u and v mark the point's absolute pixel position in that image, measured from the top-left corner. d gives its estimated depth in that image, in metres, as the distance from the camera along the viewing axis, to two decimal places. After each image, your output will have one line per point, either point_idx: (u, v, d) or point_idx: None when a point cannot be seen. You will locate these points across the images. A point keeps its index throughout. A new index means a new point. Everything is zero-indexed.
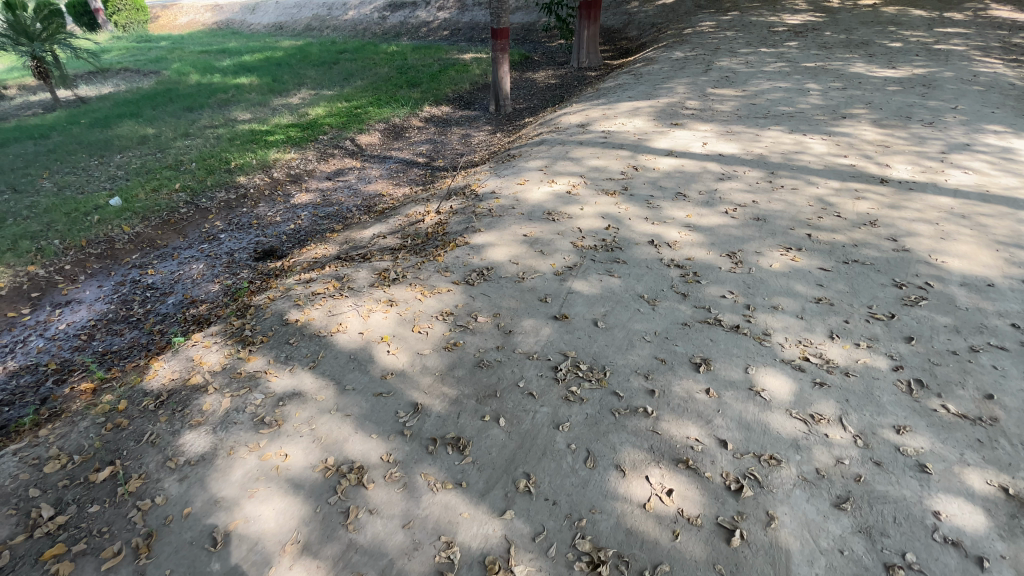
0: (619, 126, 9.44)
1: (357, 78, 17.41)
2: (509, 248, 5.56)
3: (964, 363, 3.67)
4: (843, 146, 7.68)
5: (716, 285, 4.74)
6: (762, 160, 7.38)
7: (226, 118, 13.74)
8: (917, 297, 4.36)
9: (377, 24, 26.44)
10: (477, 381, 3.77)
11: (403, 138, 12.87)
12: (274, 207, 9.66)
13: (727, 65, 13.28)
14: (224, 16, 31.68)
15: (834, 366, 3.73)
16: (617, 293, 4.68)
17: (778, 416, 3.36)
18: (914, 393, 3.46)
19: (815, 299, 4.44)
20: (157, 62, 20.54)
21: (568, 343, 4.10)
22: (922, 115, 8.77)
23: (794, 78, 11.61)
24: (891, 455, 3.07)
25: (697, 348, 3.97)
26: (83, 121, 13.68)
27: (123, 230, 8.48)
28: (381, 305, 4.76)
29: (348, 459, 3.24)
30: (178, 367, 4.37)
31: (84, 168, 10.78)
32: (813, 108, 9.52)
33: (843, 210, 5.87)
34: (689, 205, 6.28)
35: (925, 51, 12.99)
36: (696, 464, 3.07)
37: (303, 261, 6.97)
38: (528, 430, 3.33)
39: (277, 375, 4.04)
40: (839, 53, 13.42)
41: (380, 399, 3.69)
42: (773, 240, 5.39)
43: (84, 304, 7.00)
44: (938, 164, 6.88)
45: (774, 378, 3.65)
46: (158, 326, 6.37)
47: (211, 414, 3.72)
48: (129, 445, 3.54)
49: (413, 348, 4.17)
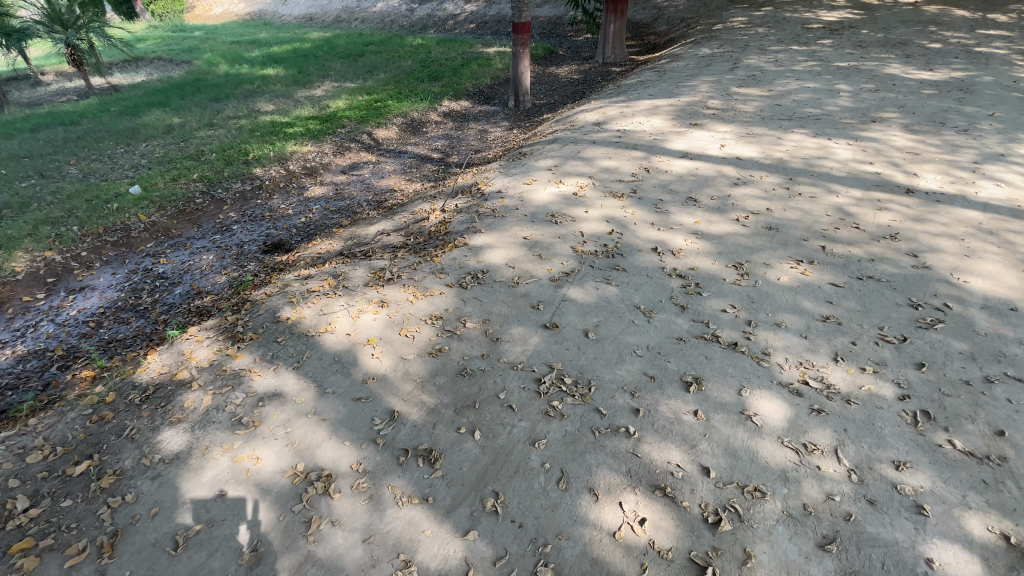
0: (636, 125, 9.19)
1: (380, 70, 17.44)
2: (508, 251, 5.44)
3: (976, 395, 3.40)
4: (870, 151, 7.29)
5: (718, 298, 4.52)
6: (782, 164, 7.06)
7: (250, 108, 13.95)
8: (932, 320, 4.07)
9: (404, 16, 26.48)
10: (457, 390, 3.67)
11: (420, 132, 12.83)
12: (288, 199, 9.74)
13: (755, 63, 12.80)
14: (257, 7, 32.15)
15: (835, 391, 3.50)
16: (613, 302, 4.52)
17: (768, 444, 3.17)
18: (919, 426, 3.22)
19: (822, 317, 4.20)
20: (190, 52, 20.99)
21: (555, 354, 3.96)
22: (957, 121, 8.27)
23: (824, 78, 11.09)
24: (886, 494, 2.86)
25: (689, 365, 3.79)
26: (113, 109, 14.05)
27: (139, 218, 8.66)
28: (372, 305, 4.70)
29: (318, 466, 3.20)
30: (168, 361, 4.41)
31: (109, 155, 11.07)
32: (841, 110, 9.08)
33: (862, 222, 5.56)
34: (699, 210, 6.04)
35: (966, 53, 12.29)
36: (674, 492, 2.91)
37: (308, 256, 7.00)
38: (503, 445, 3.23)
39: (261, 374, 4.02)
40: (875, 53, 12.78)
41: (359, 405, 3.63)
42: (784, 251, 5.13)
43: (97, 291, 7.17)
44: (970, 174, 6.45)
45: (768, 403, 3.45)
46: (163, 316, 6.49)
47: (191, 412, 3.76)
48: (110, 439, 3.60)
49: (398, 352, 4.10)
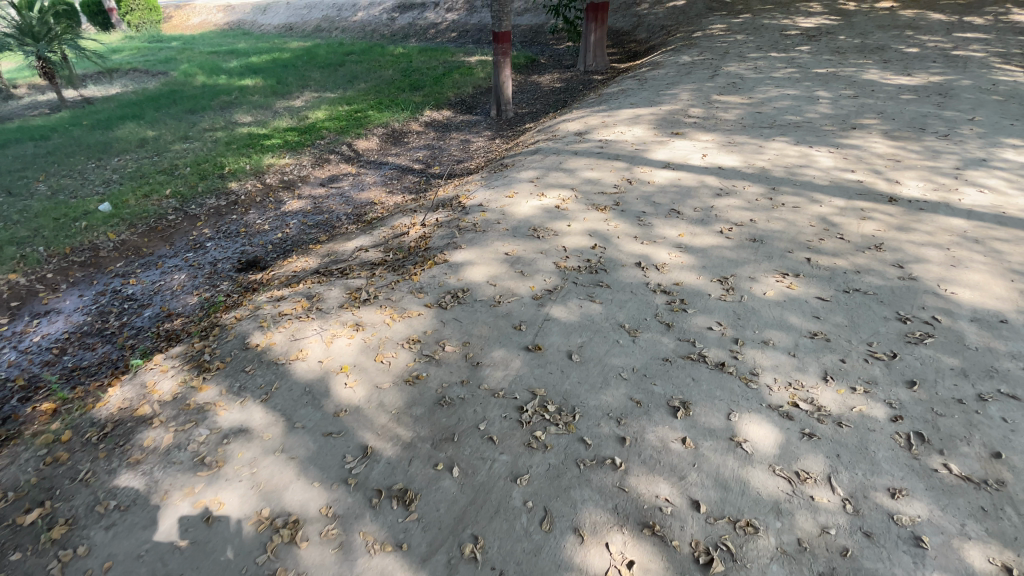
0: (618, 135, 9.12)
1: (361, 80, 17.23)
2: (489, 267, 5.28)
3: (970, 415, 3.31)
4: (851, 159, 7.28)
5: (704, 315, 4.41)
6: (764, 173, 7.02)
7: (227, 120, 13.64)
8: (921, 334, 4.00)
9: (385, 25, 26.35)
10: (435, 422, 3.49)
11: (402, 143, 12.64)
12: (264, 214, 9.47)
13: (735, 70, 12.87)
14: (236, 16, 31.75)
15: (826, 414, 3.39)
16: (597, 321, 4.38)
17: (759, 472, 3.04)
18: (913, 449, 3.11)
19: (810, 333, 4.10)
20: (166, 63, 20.56)
21: (538, 379, 3.80)
22: (937, 126, 8.32)
23: (803, 85, 11.16)
24: (882, 525, 2.74)
25: (676, 388, 3.65)
26: (85, 122, 13.64)
27: (109, 237, 8.34)
28: (346, 329, 4.49)
29: (285, 510, 3.02)
30: (130, 394, 4.16)
31: (80, 171, 10.71)
32: (821, 117, 9.11)
33: (847, 232, 5.50)
34: (682, 222, 5.94)
35: (942, 58, 12.47)
36: (664, 529, 2.76)
37: (282, 275, 6.77)
38: (482, 482, 3.06)
39: (227, 408, 3.81)
40: (853, 59, 12.93)
41: (330, 440, 3.43)
42: (768, 264, 5.05)
43: (62, 314, 6.85)
44: (952, 181, 6.46)
45: (758, 428, 3.32)
46: (130, 341, 6.20)
47: (151, 451, 3.54)
48: (63, 483, 3.40)
49: (372, 380, 3.90)
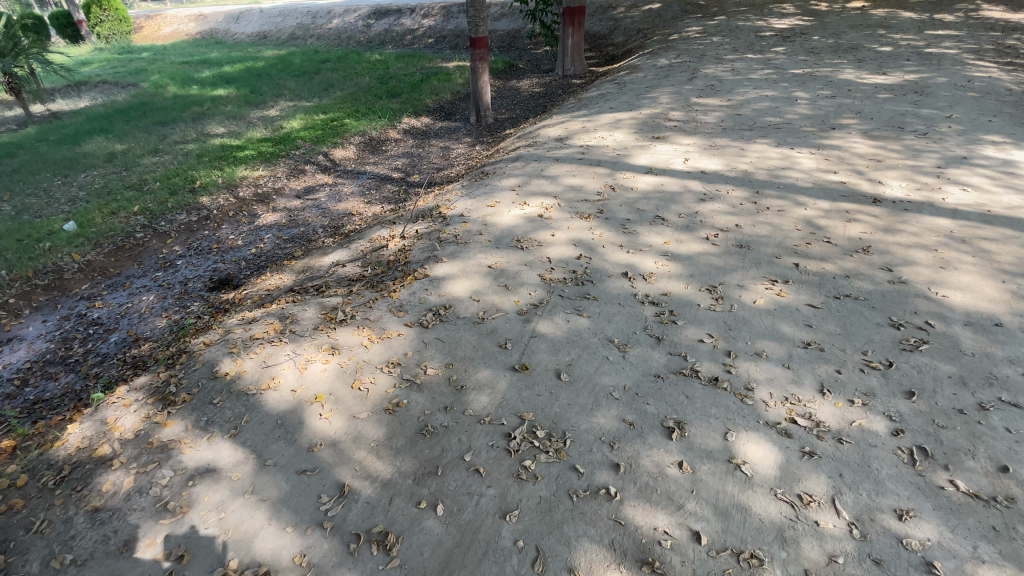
0: (599, 140, 9.01)
1: (337, 88, 16.92)
2: (471, 282, 5.09)
3: (972, 426, 3.25)
4: (833, 160, 7.26)
5: (694, 326, 4.27)
6: (747, 177, 6.95)
7: (199, 132, 13.23)
8: (916, 341, 3.92)
9: (361, 33, 26.07)
10: (418, 454, 3.28)
11: (380, 151, 12.38)
12: (238, 229, 9.14)
13: (713, 72, 12.90)
14: (208, 25, 31.14)
15: (826, 430, 3.27)
16: (585, 336, 4.21)
17: (761, 497, 2.89)
18: (918, 466, 3.02)
19: (803, 343, 3.98)
20: (137, 74, 19.98)
21: (525, 402, 3.61)
22: (915, 125, 8.37)
23: (781, 86, 11.22)
24: (892, 551, 2.62)
25: (670, 407, 3.49)
26: (51, 137, 13.12)
27: (73, 258, 7.94)
28: (321, 353, 4.25)
29: (256, 561, 2.79)
30: (89, 432, 3.85)
31: (45, 188, 10.25)
32: (801, 118, 9.12)
33: (833, 235, 5.43)
34: (667, 229, 5.83)
35: (917, 55, 12.65)
36: (664, 565, 2.60)
37: (255, 294, 6.49)
38: (469, 520, 2.86)
39: (192, 446, 3.55)
40: (828, 59, 13.05)
41: (304, 479, 3.21)
42: (757, 270, 4.94)
43: (25, 342, 6.44)
44: (935, 180, 6.46)
45: (756, 448, 3.18)
46: (95, 369, 5.83)
47: (111, 496, 3.27)
48: (17, 535, 3.11)
49: (349, 411, 3.68)
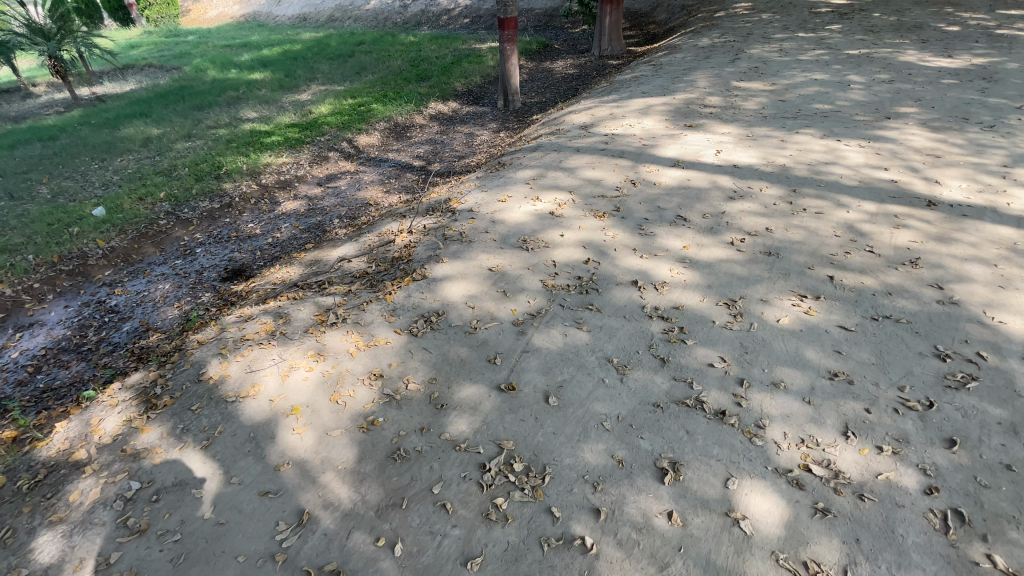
0: (626, 128, 8.45)
1: (369, 72, 16.73)
2: (469, 285, 4.79)
3: (1021, 487, 2.75)
4: (884, 154, 6.51)
5: (705, 347, 3.83)
6: (785, 172, 6.30)
7: (232, 117, 13.34)
8: (963, 377, 3.38)
9: (398, 13, 25.76)
10: (385, 482, 3.07)
11: (405, 137, 12.17)
12: (258, 217, 9.16)
13: (759, 53, 11.96)
14: (251, 8, 31.53)
15: (845, 482, 2.83)
16: (582, 354, 3.86)
17: (759, 562, 2.52)
18: (951, 534, 2.57)
19: (829, 373, 3.50)
20: (180, 58, 20.40)
21: (508, 428, 3.32)
22: (981, 115, 7.43)
23: (832, 69, 10.25)
24: None
25: (666, 444, 3.12)
26: (94, 121, 13.50)
27: (98, 244, 8.10)
28: (306, 360, 4.07)
29: None
30: (72, 432, 3.79)
31: (82, 173, 10.53)
32: (852, 105, 8.27)
33: (877, 243, 4.81)
34: (689, 232, 5.32)
35: (988, 36, 11.35)
36: None
37: (262, 288, 6.43)
38: (427, 565, 2.63)
39: (164, 456, 3.43)
40: (888, 39, 11.86)
41: (266, 502, 3.05)
42: (785, 283, 4.42)
43: (45, 327, 6.61)
44: (1000, 181, 5.67)
45: (760, 499, 2.79)
46: (105, 359, 5.92)
47: (76, 508, 3.18)
48: None
49: (324, 426, 3.49)
